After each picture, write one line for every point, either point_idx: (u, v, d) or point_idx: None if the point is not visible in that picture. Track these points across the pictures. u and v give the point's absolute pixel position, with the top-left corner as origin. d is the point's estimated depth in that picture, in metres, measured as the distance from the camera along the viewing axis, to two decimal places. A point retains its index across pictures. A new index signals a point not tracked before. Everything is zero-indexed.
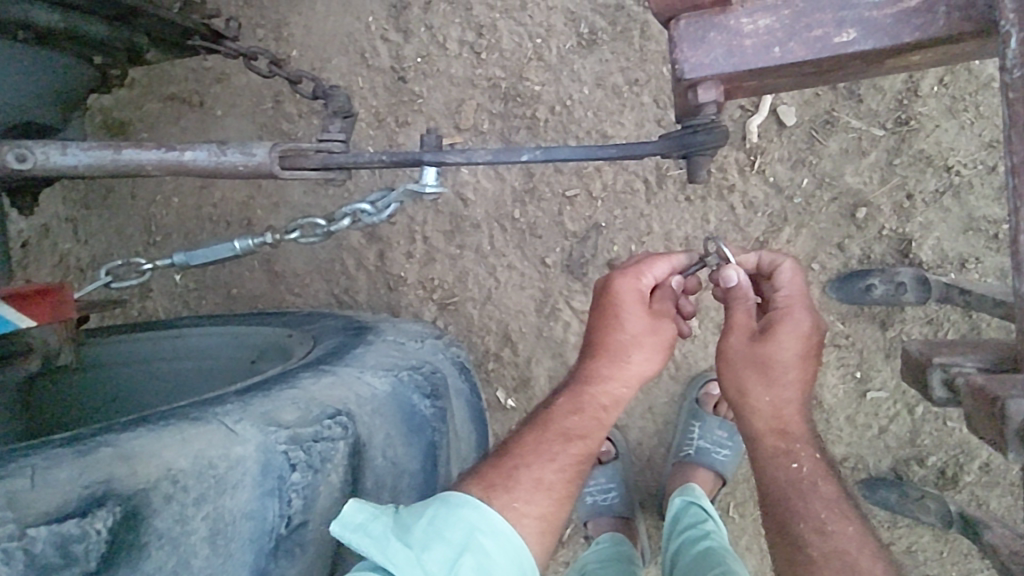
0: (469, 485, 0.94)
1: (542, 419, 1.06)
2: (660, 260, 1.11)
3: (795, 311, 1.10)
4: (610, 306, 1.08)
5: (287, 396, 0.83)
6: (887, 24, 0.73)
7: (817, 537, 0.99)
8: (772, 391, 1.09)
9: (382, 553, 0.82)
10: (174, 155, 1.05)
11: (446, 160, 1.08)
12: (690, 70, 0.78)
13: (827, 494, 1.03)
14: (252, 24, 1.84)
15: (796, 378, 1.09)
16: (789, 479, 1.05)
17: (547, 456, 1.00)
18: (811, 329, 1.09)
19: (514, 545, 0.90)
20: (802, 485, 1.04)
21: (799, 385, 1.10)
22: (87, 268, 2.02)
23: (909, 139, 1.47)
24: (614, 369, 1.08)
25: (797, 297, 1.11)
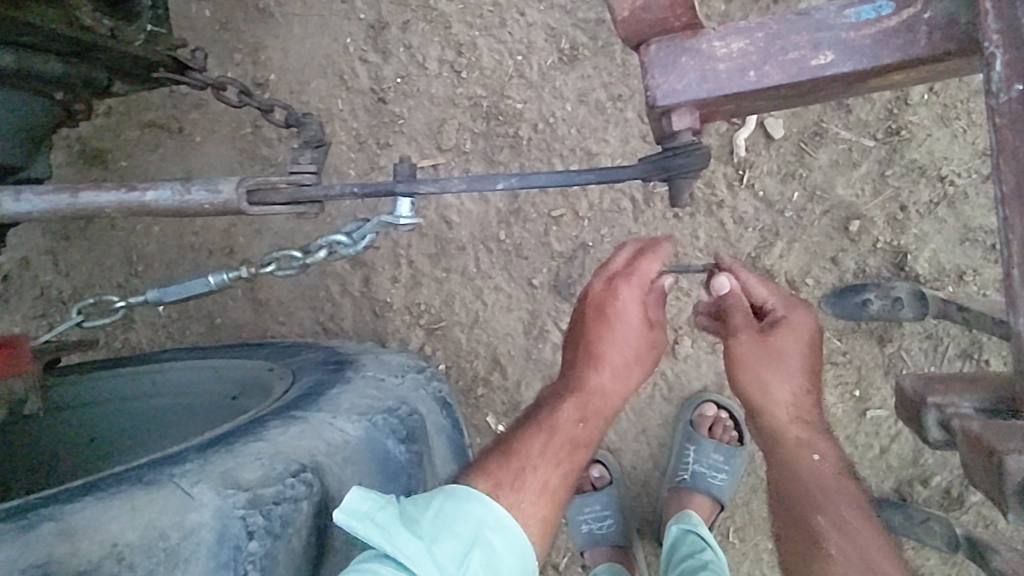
0: (474, 481, 0.96)
1: (545, 423, 1.07)
2: (654, 264, 1.11)
3: (788, 312, 1.15)
4: (609, 318, 1.10)
5: (252, 452, 0.79)
6: (866, 45, 0.69)
7: (835, 532, 1.00)
8: (777, 388, 1.11)
9: (392, 544, 0.82)
10: (136, 195, 1.02)
11: (419, 190, 1.04)
12: (662, 97, 0.74)
13: (845, 493, 1.04)
14: (228, 48, 1.78)
15: (798, 373, 1.12)
16: (806, 479, 1.05)
17: (551, 461, 1.02)
18: (802, 328, 1.13)
19: (520, 542, 0.91)
20: (821, 487, 1.04)
21: (802, 380, 1.12)
22: (68, 301, 1.98)
23: (901, 149, 1.43)
24: (620, 380, 1.13)
25: (785, 299, 1.18)
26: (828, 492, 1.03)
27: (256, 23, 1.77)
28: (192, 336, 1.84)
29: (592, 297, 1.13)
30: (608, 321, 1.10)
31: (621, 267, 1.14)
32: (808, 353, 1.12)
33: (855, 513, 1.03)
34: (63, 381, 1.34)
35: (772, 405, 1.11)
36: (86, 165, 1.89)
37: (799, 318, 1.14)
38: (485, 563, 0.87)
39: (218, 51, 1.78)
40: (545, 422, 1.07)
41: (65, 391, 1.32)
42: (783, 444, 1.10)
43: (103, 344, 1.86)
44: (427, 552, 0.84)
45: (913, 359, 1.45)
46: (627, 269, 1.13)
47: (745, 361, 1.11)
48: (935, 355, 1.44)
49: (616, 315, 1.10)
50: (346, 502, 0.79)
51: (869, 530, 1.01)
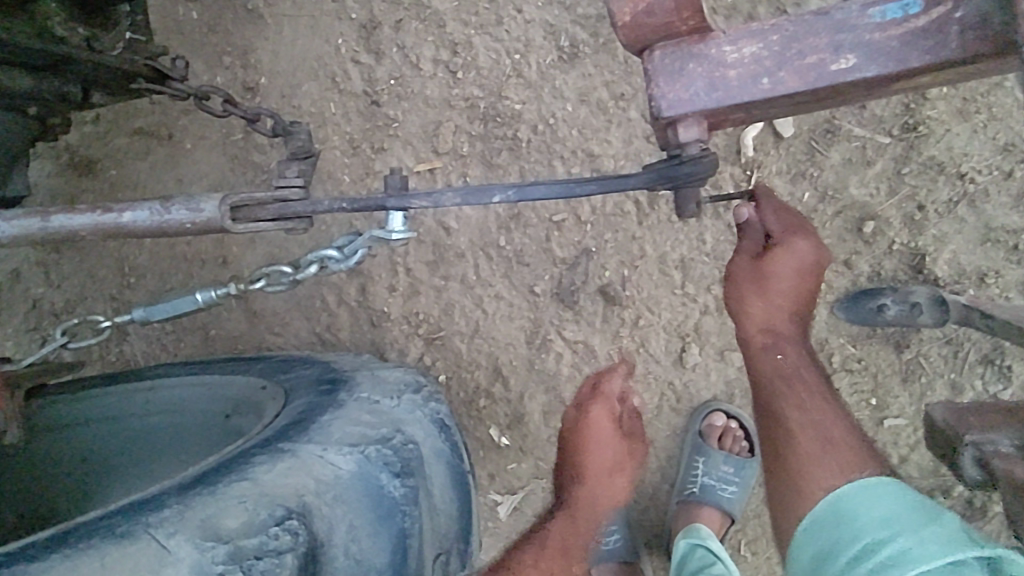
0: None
1: (539, 539, 1.17)
2: (615, 377, 1.37)
3: (790, 239, 1.21)
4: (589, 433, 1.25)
5: (235, 494, 0.76)
6: (892, 48, 0.63)
7: (797, 412, 1.22)
8: (766, 300, 1.24)
9: None
10: (112, 217, 0.98)
11: (411, 204, 0.98)
12: (667, 107, 0.69)
13: (807, 381, 1.25)
14: (217, 52, 1.71)
15: (788, 293, 1.24)
16: (771, 368, 1.25)
17: (545, 569, 1.12)
18: (806, 254, 1.21)
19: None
20: (783, 377, 1.24)
21: (790, 297, 1.24)
22: (60, 314, 1.93)
23: (918, 146, 1.36)
24: (603, 485, 1.25)
25: (794, 224, 1.22)
26: (790, 379, 1.24)
27: (243, 24, 1.70)
28: (186, 349, 1.79)
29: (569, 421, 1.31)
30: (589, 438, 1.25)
31: (586, 393, 1.34)
32: (797, 278, 1.21)
33: (816, 399, 1.23)
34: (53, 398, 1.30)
35: (755, 312, 1.26)
36: (74, 175, 1.84)
37: (802, 245, 1.20)
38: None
39: (205, 54, 1.71)
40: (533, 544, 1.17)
41: (54, 410, 1.28)
42: (758, 343, 1.27)
43: (98, 358, 1.82)
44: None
45: (931, 365, 1.39)
46: (592, 394, 1.32)
47: (738, 276, 1.25)
48: (954, 361, 1.39)
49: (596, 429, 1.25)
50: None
51: (830, 410, 1.22)
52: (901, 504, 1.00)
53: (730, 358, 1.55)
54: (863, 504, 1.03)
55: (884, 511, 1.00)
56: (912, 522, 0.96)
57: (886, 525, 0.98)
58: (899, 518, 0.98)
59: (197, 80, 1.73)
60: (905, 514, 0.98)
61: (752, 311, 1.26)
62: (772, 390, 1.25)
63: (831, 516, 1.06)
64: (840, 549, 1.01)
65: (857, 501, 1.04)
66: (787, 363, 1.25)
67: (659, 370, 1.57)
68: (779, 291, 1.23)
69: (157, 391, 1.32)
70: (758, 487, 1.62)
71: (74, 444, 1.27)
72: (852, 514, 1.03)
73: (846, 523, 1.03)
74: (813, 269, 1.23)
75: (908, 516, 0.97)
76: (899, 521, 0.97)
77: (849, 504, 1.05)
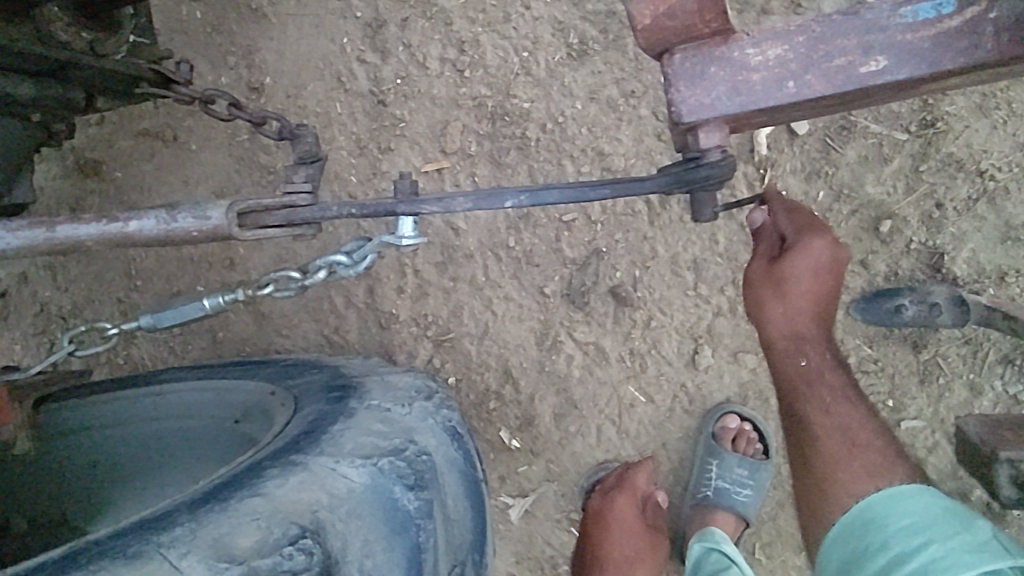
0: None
1: None
2: (640, 471, 1.55)
3: (806, 239, 1.13)
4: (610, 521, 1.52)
5: (248, 511, 0.76)
6: (924, 49, 0.61)
7: (823, 419, 1.20)
8: (786, 305, 1.16)
9: None
10: (117, 226, 0.96)
11: (422, 210, 0.96)
12: (688, 112, 0.66)
13: (832, 385, 1.22)
14: (222, 52, 1.69)
15: (809, 296, 1.15)
16: (796, 374, 1.21)
17: None
18: (824, 253, 1.12)
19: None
20: (807, 382, 1.21)
21: (812, 301, 1.16)
22: (67, 317, 1.92)
23: (936, 142, 1.34)
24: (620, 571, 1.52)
25: (810, 224, 1.15)
26: (814, 384, 1.21)
27: (247, 23, 1.68)
28: (194, 351, 1.78)
29: (594, 509, 1.54)
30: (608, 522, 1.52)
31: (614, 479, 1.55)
32: (817, 279, 1.13)
33: (841, 403, 1.21)
34: (65, 405, 1.32)
35: (775, 319, 1.18)
36: (79, 177, 1.83)
37: (818, 244, 1.12)
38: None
39: (209, 54, 1.69)
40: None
41: (65, 416, 1.29)
42: (781, 351, 1.21)
43: (107, 361, 1.82)
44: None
45: (950, 366, 1.37)
46: (620, 481, 1.53)
47: (754, 282, 1.17)
48: (973, 361, 1.36)
49: (617, 518, 1.51)
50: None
51: (856, 413, 1.21)
52: (932, 511, 1.07)
53: (743, 359, 1.54)
54: (892, 512, 1.09)
55: (914, 519, 1.07)
56: (943, 530, 1.03)
57: (917, 533, 1.04)
58: (930, 526, 1.04)
59: (201, 81, 1.71)
60: (936, 521, 1.04)
61: (773, 318, 1.18)
62: (796, 398, 1.22)
63: (859, 523, 1.12)
64: (870, 556, 1.08)
65: (887, 509, 1.10)
66: (812, 369, 1.20)
67: (672, 372, 1.56)
68: (799, 295, 1.15)
69: (168, 396, 1.33)
70: (772, 489, 1.61)
71: (83, 450, 1.26)
72: (881, 521, 1.10)
73: (876, 530, 1.09)
74: (834, 268, 1.14)
75: (939, 523, 1.04)
76: (931, 529, 1.04)
77: (877, 512, 1.11)
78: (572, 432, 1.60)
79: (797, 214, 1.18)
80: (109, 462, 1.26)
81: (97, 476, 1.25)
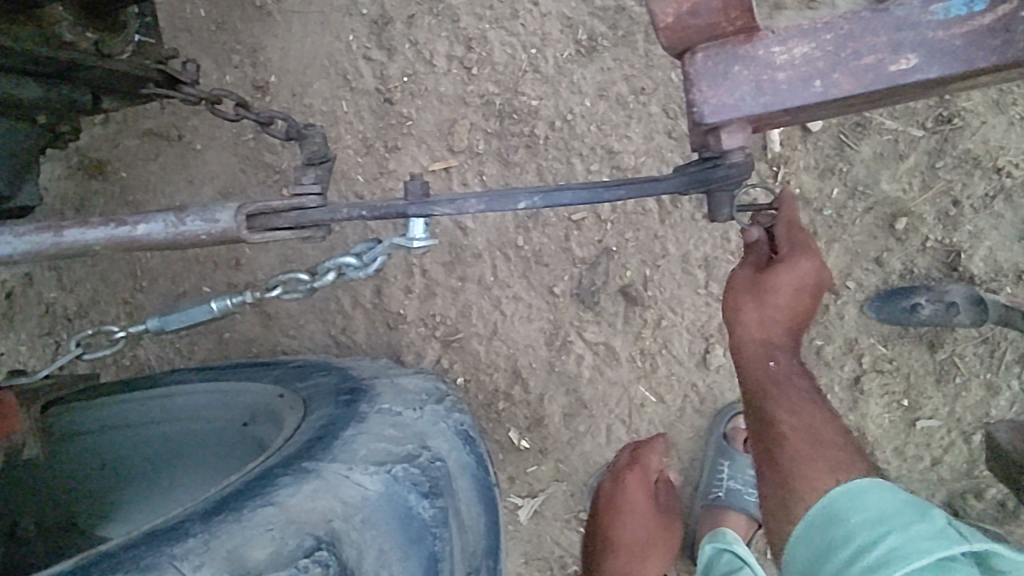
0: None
1: None
2: (652, 452, 1.48)
3: (795, 255, 1.10)
4: (623, 506, 1.47)
5: (262, 521, 0.75)
6: (956, 47, 0.60)
7: (790, 418, 1.13)
8: (761, 311, 1.14)
9: None
10: (125, 229, 0.95)
11: (433, 212, 0.94)
12: (711, 113, 0.65)
13: (803, 391, 1.16)
14: (226, 50, 1.67)
15: (787, 307, 1.12)
16: (765, 375, 1.15)
17: None
18: (812, 273, 1.09)
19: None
20: (778, 386, 1.15)
21: (788, 314, 1.14)
22: (73, 318, 1.91)
23: (953, 139, 1.32)
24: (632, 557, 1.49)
25: (804, 240, 1.11)
26: (783, 388, 1.15)
27: (252, 21, 1.66)
28: (201, 352, 1.77)
29: (605, 493, 1.49)
30: (619, 507, 1.48)
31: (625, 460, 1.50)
32: (795, 294, 1.11)
33: (808, 408, 1.15)
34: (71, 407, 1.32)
35: (751, 321, 1.15)
36: (84, 178, 1.81)
37: (807, 262, 1.09)
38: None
39: (214, 52, 1.68)
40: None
41: (72, 418, 1.29)
42: (751, 354, 1.17)
43: (114, 363, 1.81)
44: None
45: (966, 365, 1.36)
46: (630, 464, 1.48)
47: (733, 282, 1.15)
48: (990, 360, 1.35)
49: (630, 502, 1.47)
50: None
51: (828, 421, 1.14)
52: (891, 503, 0.96)
53: None
54: (853, 506, 0.99)
55: (875, 511, 0.96)
56: (905, 520, 0.93)
57: (879, 525, 0.94)
58: (890, 518, 0.94)
59: (206, 79, 1.69)
60: (897, 512, 0.95)
61: (747, 321, 1.16)
62: (762, 397, 1.15)
63: (820, 520, 1.01)
64: (832, 554, 0.97)
65: (848, 503, 1.00)
66: (781, 373, 1.16)
67: (683, 371, 1.55)
68: (776, 304, 1.12)
69: (176, 399, 1.33)
70: None
71: (93, 453, 1.26)
72: (841, 517, 0.99)
73: (837, 527, 0.99)
74: (815, 289, 1.12)
75: (900, 515, 0.94)
76: (890, 520, 0.94)
77: (838, 507, 1.01)
78: (582, 432, 1.59)
79: (794, 227, 1.13)
80: (119, 465, 1.27)
81: (106, 480, 1.25)
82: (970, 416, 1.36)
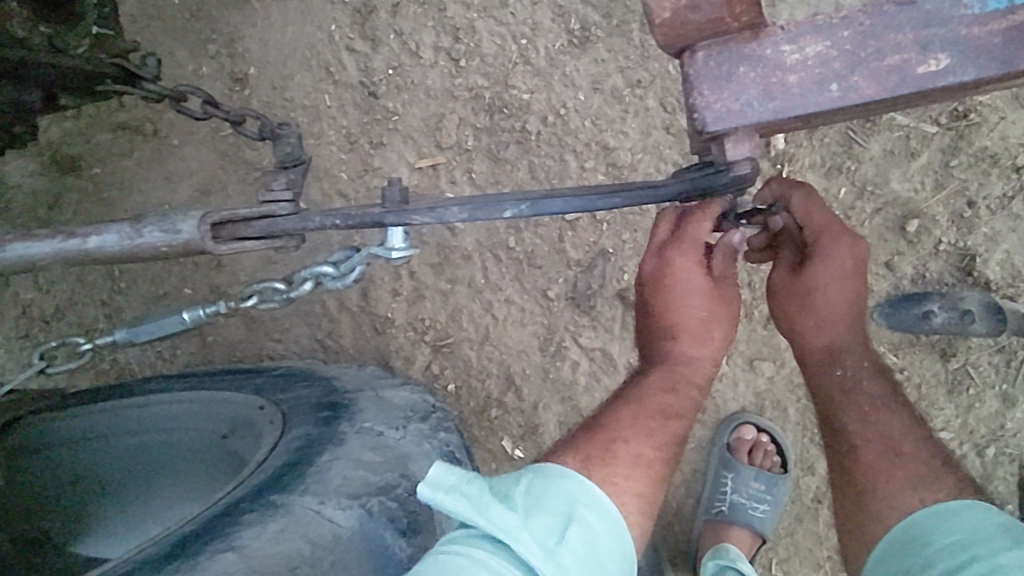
0: (565, 457, 0.94)
1: (634, 396, 1.03)
2: (704, 219, 0.96)
3: (827, 245, 0.96)
4: (673, 287, 1.01)
5: (220, 569, 0.75)
6: (995, 45, 0.54)
7: (860, 426, 0.97)
8: (817, 317, 1.01)
9: (487, 519, 0.79)
10: (75, 242, 0.89)
11: (411, 221, 0.87)
12: (713, 120, 0.59)
13: (873, 395, 0.99)
14: (202, 40, 1.59)
15: (840, 303, 0.99)
16: (829, 386, 1.01)
17: (643, 429, 0.99)
18: (849, 256, 0.96)
19: (613, 522, 0.87)
20: (846, 394, 0.99)
21: (843, 308, 1.00)
22: (50, 320, 1.83)
23: (969, 136, 1.25)
24: (699, 342, 1.05)
25: (826, 223, 0.96)
26: (853, 393, 0.99)
27: (229, 9, 1.58)
28: (182, 357, 1.69)
29: (646, 278, 1.03)
30: (670, 288, 1.01)
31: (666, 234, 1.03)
32: (847, 282, 0.97)
33: (883, 412, 0.98)
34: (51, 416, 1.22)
35: (809, 330, 1.02)
36: (58, 174, 1.74)
37: (842, 248, 0.96)
38: (585, 541, 0.82)
39: (188, 43, 1.59)
40: (632, 395, 1.04)
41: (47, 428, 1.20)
42: (815, 366, 1.03)
43: (94, 367, 1.74)
44: (527, 528, 0.79)
45: (981, 375, 1.30)
46: (676, 236, 1.00)
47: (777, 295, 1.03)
48: (1007, 370, 1.29)
49: (685, 281, 1.00)
50: (431, 480, 0.82)
51: (905, 424, 0.97)
52: (984, 527, 0.80)
53: (759, 367, 1.43)
54: (938, 529, 0.83)
55: (962, 535, 0.80)
56: (994, 543, 0.77)
57: (963, 551, 0.78)
58: (979, 541, 0.78)
59: (181, 71, 1.61)
60: (987, 535, 0.78)
61: (803, 329, 1.03)
62: (831, 410, 1.00)
63: (901, 543, 0.86)
64: None
65: (931, 525, 0.84)
66: (850, 379, 1.00)
67: None
68: (828, 306, 0.99)
69: (153, 407, 1.25)
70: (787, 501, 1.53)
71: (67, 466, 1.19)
72: (926, 540, 0.83)
73: (918, 550, 0.83)
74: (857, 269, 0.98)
75: (990, 538, 0.78)
76: (978, 545, 0.78)
77: (921, 529, 0.85)
78: None
79: (812, 210, 0.96)
80: (94, 476, 1.20)
81: (80, 494, 1.18)
82: (985, 428, 1.30)
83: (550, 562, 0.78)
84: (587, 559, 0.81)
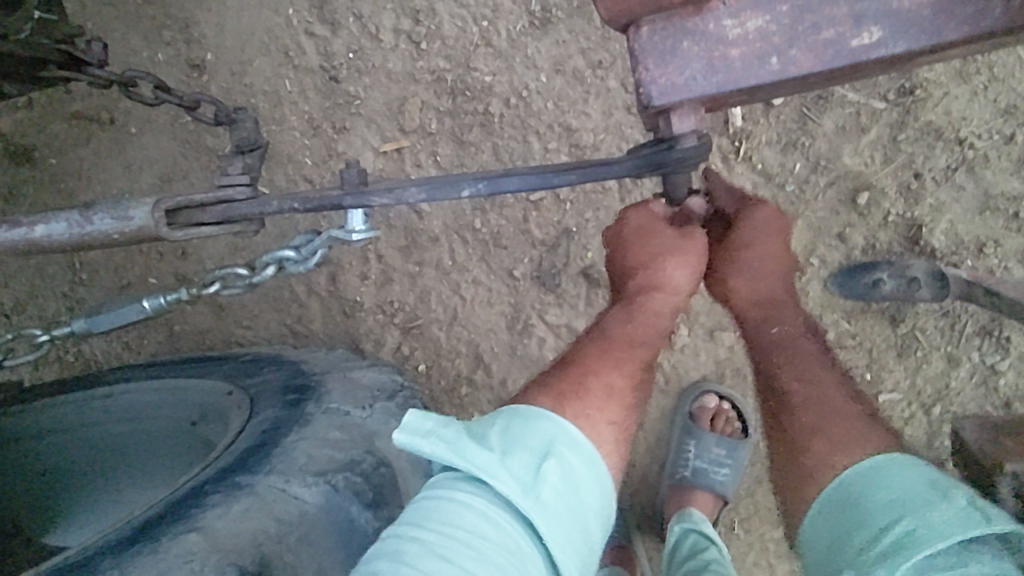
0: (541, 400, 0.93)
1: (598, 333, 1.04)
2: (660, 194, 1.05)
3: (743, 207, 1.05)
4: (629, 237, 1.04)
5: (183, 552, 0.78)
6: (923, 17, 0.59)
7: (798, 388, 1.00)
8: (750, 277, 1.05)
9: (466, 459, 0.80)
10: (21, 232, 0.88)
11: (370, 202, 0.87)
12: (659, 94, 0.64)
13: (807, 355, 1.03)
14: (157, 26, 1.56)
15: (767, 260, 1.05)
16: (771, 343, 1.05)
17: (611, 363, 1.00)
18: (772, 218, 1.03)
19: (591, 457, 0.87)
20: (780, 354, 1.03)
21: (770, 265, 1.05)
22: (8, 315, 1.78)
23: (915, 111, 1.29)
24: (657, 277, 1.03)
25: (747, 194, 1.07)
26: (794, 355, 1.03)
27: None
28: (150, 347, 1.67)
29: (617, 231, 1.07)
30: (631, 238, 1.04)
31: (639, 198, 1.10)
32: (772, 239, 1.04)
33: (819, 375, 1.01)
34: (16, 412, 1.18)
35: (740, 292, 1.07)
36: (12, 166, 1.69)
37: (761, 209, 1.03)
38: (563, 477, 0.83)
39: (143, 28, 1.56)
40: (596, 331, 1.05)
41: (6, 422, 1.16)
42: (754, 324, 1.08)
43: (59, 360, 1.70)
44: (505, 466, 0.80)
45: (928, 339, 1.36)
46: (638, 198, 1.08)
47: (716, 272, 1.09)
48: (951, 333, 1.35)
49: (642, 233, 1.03)
50: (408, 426, 0.83)
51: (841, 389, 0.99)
52: (909, 484, 0.81)
53: (720, 338, 1.48)
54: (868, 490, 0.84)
55: (889, 495, 0.81)
56: (918, 503, 0.78)
57: (892, 510, 0.79)
58: (903, 502, 0.79)
59: (137, 58, 1.57)
60: (910, 495, 0.79)
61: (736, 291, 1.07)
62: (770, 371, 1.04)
63: (838, 506, 0.87)
64: (847, 543, 0.82)
65: (863, 487, 0.85)
66: (785, 339, 1.05)
67: None
68: (754, 264, 1.04)
69: (120, 397, 1.20)
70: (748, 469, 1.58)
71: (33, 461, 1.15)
72: (858, 502, 0.84)
73: (849, 510, 0.85)
74: (781, 229, 1.05)
75: (912, 496, 0.79)
76: (905, 505, 0.79)
77: (855, 492, 0.85)
78: None
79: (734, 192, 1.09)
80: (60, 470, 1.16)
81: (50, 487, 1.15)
82: (931, 389, 1.37)
83: (529, 496, 0.79)
84: (567, 495, 0.82)
